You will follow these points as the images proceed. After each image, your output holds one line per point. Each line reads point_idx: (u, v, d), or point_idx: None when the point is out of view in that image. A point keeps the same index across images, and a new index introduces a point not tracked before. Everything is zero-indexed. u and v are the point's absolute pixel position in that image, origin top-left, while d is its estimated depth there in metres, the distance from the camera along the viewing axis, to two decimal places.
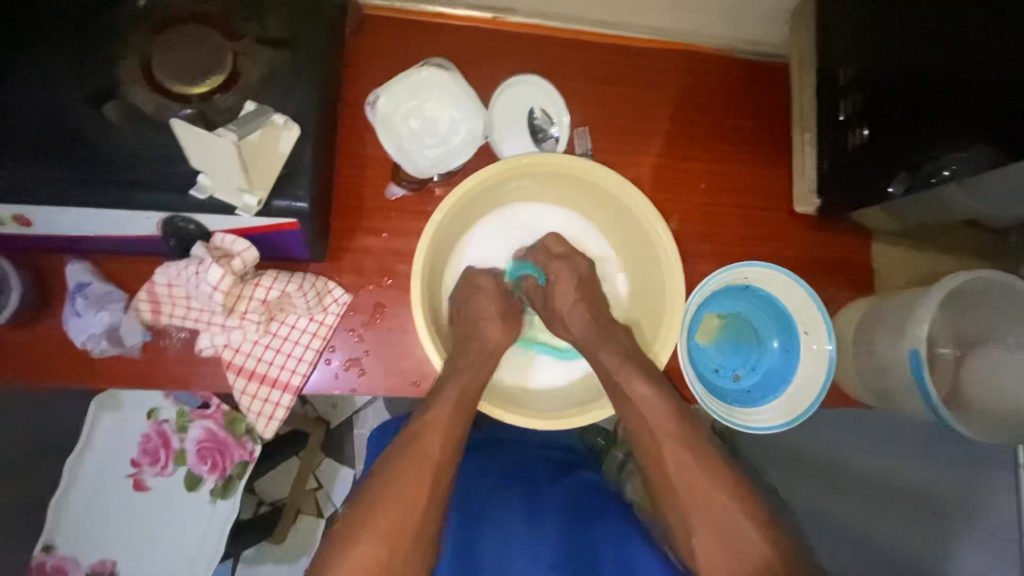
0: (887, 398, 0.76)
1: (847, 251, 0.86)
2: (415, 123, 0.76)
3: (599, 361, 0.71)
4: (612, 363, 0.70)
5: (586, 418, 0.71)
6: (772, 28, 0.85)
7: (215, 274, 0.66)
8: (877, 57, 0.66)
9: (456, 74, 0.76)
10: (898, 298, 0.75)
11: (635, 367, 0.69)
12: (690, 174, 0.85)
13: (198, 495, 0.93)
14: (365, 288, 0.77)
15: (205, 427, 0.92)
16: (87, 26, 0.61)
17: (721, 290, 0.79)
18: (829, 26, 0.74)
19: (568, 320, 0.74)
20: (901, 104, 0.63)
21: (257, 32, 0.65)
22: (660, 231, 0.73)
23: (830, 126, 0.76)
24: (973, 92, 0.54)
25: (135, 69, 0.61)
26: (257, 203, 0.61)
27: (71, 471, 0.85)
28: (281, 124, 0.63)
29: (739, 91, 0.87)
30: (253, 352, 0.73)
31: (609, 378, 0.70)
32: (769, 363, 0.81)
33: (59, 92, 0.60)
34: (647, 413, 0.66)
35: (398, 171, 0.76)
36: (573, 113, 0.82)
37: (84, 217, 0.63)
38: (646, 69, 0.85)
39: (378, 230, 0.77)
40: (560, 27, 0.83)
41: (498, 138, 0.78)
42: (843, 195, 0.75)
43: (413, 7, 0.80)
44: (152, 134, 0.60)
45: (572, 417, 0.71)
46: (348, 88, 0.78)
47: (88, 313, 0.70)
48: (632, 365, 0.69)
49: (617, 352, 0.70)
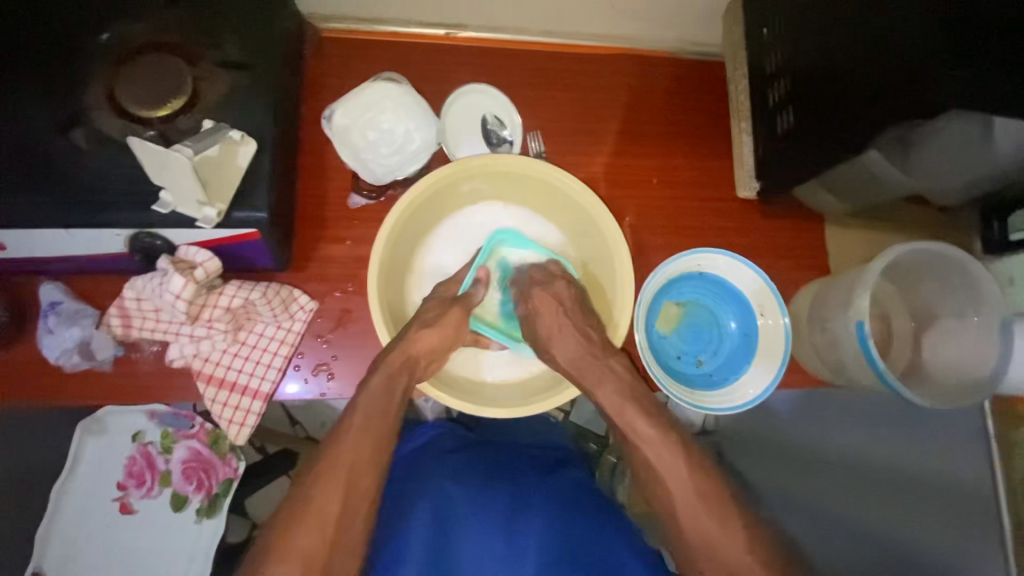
0: (844, 371, 0.78)
1: (800, 235, 0.89)
2: (372, 134, 0.80)
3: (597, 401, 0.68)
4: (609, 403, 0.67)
5: (544, 404, 0.73)
6: (713, 28, 0.90)
7: (177, 283, 0.68)
8: (799, 45, 0.71)
9: (407, 86, 0.80)
10: (845, 277, 0.78)
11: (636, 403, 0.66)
12: (642, 169, 0.88)
13: (184, 516, 0.92)
14: (331, 294, 0.80)
15: (190, 446, 0.93)
16: (51, 57, 0.65)
17: (677, 278, 0.82)
18: (756, 22, 0.79)
19: (564, 348, 0.70)
20: (823, 86, 0.67)
21: (216, 57, 0.68)
22: (607, 222, 0.76)
23: (763, 112, 0.80)
24: (884, 64, 0.57)
25: (100, 96, 0.65)
26: (217, 215, 0.64)
27: (58, 494, 0.87)
28: (239, 139, 0.66)
29: (684, 89, 0.91)
30: (222, 361, 0.76)
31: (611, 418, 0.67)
32: (729, 345, 0.83)
33: (26, 120, 0.63)
34: (653, 448, 0.63)
35: (358, 181, 0.81)
36: (526, 118, 0.86)
37: (54, 238, 0.66)
38: (597, 74, 0.89)
39: (343, 239, 0.81)
40: (510, 39, 0.87)
41: (452, 145, 0.82)
42: (778, 178, 0.79)
43: (369, 28, 0.85)
44: (115, 155, 0.64)
45: (531, 404, 0.73)
46: (309, 106, 0.82)
47: (60, 329, 0.73)
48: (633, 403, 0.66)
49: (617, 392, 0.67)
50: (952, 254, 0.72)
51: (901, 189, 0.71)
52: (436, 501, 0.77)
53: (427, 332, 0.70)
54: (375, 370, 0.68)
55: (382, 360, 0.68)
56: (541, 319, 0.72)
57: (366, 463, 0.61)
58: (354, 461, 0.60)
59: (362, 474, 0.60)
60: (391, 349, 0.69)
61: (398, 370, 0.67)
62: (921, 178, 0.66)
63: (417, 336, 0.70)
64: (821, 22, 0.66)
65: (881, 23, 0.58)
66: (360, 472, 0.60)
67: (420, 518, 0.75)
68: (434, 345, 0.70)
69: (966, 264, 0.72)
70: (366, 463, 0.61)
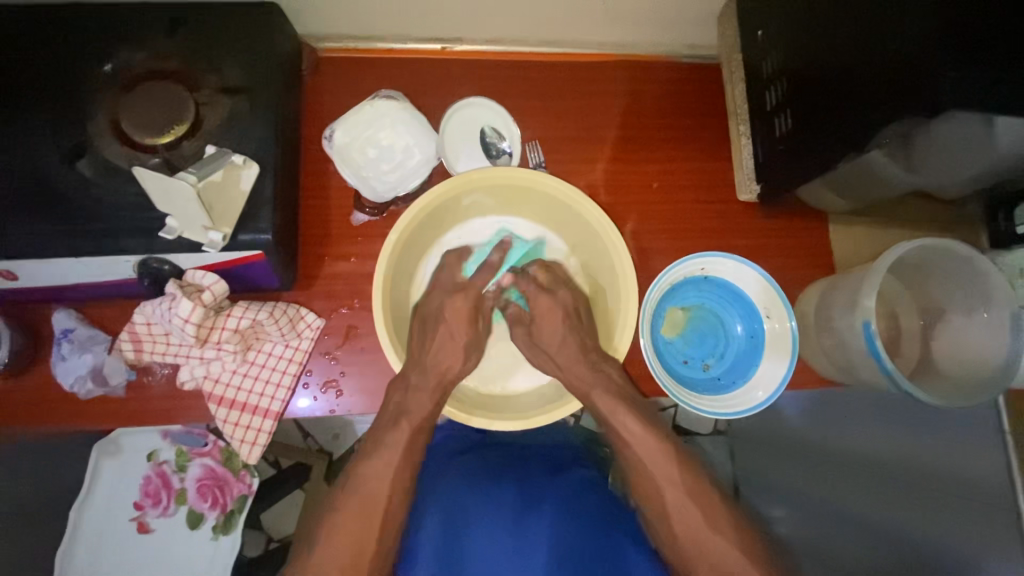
0: (851, 370, 0.78)
1: (806, 234, 0.89)
2: (372, 151, 0.81)
3: (592, 402, 0.70)
4: (604, 403, 0.69)
5: (548, 418, 0.73)
6: (707, 30, 0.90)
7: (185, 308, 0.69)
8: (796, 46, 0.71)
9: (405, 103, 0.81)
10: (849, 277, 0.78)
11: (626, 404, 0.69)
12: (645, 175, 0.88)
13: (200, 533, 0.93)
14: (337, 311, 0.81)
15: (204, 464, 0.94)
16: (57, 88, 0.66)
17: (682, 283, 0.82)
18: (751, 25, 0.79)
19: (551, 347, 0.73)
20: (818, 88, 0.67)
21: (217, 82, 0.69)
22: (610, 233, 0.77)
23: (761, 114, 0.81)
24: (882, 63, 0.57)
25: (105, 126, 0.66)
26: (223, 238, 0.65)
27: (77, 517, 0.88)
28: (241, 163, 0.67)
29: (681, 91, 0.91)
30: (232, 381, 0.77)
31: (602, 420, 0.70)
32: (736, 349, 0.83)
33: (33, 153, 0.64)
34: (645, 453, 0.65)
35: (360, 199, 0.82)
36: (524, 128, 0.87)
37: (66, 268, 0.67)
38: (593, 81, 0.89)
39: (347, 255, 0.82)
40: (505, 51, 0.88)
41: (452, 157, 0.82)
42: (774, 180, 0.80)
43: (366, 46, 0.86)
44: (122, 184, 0.65)
45: (533, 419, 0.73)
46: (309, 125, 0.83)
47: (73, 356, 0.74)
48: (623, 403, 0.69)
49: (610, 391, 0.70)
50: (958, 250, 0.72)
51: (905, 186, 0.70)
52: (447, 504, 0.77)
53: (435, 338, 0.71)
54: (393, 388, 0.71)
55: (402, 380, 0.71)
56: (545, 326, 0.74)
57: None
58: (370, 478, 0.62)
59: None
60: (412, 370, 0.71)
61: (424, 390, 0.69)
62: (924, 174, 0.65)
63: (427, 345, 0.71)
64: (815, 21, 0.66)
65: (877, 23, 0.58)
66: None
67: (431, 525, 0.75)
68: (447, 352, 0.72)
69: (974, 259, 0.71)
70: None
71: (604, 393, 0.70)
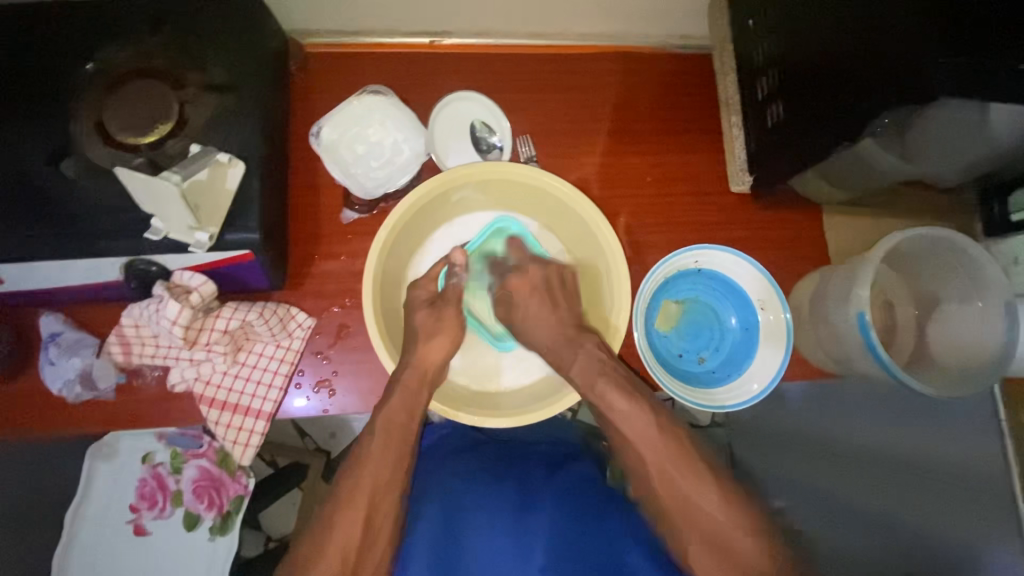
0: (847, 361, 0.78)
1: (799, 226, 0.88)
2: (360, 148, 0.81)
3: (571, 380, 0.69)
4: (583, 378, 0.68)
5: (533, 417, 0.73)
6: (699, 20, 0.90)
7: (172, 309, 0.69)
8: (787, 34, 0.70)
9: (393, 98, 0.80)
10: (843, 268, 0.77)
11: (610, 381, 0.66)
12: (637, 167, 0.87)
13: (197, 534, 0.91)
14: (328, 309, 0.80)
15: (199, 465, 0.92)
16: (38, 89, 0.65)
17: (676, 276, 0.81)
18: (742, 14, 0.78)
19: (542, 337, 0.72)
20: (810, 77, 0.66)
21: (201, 80, 0.68)
22: (598, 224, 0.76)
23: (753, 104, 0.80)
24: (872, 51, 0.56)
25: (88, 126, 0.65)
26: (209, 239, 0.64)
27: (72, 520, 0.87)
28: (227, 162, 0.65)
29: (674, 82, 0.90)
30: (224, 382, 0.77)
31: (586, 396, 0.68)
32: (731, 341, 0.83)
33: (13, 155, 0.63)
34: (644, 450, 0.63)
35: (350, 197, 0.81)
36: (514, 122, 0.86)
37: (52, 271, 0.66)
38: (584, 73, 0.88)
39: (337, 253, 0.81)
40: (493, 44, 0.87)
41: (442, 153, 0.81)
42: (766, 171, 0.79)
43: (353, 40, 0.85)
44: (104, 185, 0.64)
45: (521, 417, 0.73)
46: (296, 122, 0.82)
47: (62, 360, 0.74)
48: (607, 380, 0.66)
49: (590, 367, 0.68)
50: (951, 239, 0.71)
51: (898, 175, 0.70)
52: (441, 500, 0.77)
53: (438, 341, 0.71)
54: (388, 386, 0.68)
55: (395, 380, 0.69)
56: (520, 301, 0.73)
57: (379, 477, 0.62)
58: (362, 478, 0.61)
59: (375, 491, 0.61)
60: (405, 367, 0.69)
61: (417, 389, 0.69)
62: (918, 162, 0.65)
63: (429, 347, 0.71)
64: (806, 9, 0.66)
65: (867, 11, 0.57)
66: (373, 487, 0.61)
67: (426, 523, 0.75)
68: (439, 347, 0.71)
69: (969, 249, 0.71)
70: (376, 474, 0.62)
71: (584, 368, 0.68)
